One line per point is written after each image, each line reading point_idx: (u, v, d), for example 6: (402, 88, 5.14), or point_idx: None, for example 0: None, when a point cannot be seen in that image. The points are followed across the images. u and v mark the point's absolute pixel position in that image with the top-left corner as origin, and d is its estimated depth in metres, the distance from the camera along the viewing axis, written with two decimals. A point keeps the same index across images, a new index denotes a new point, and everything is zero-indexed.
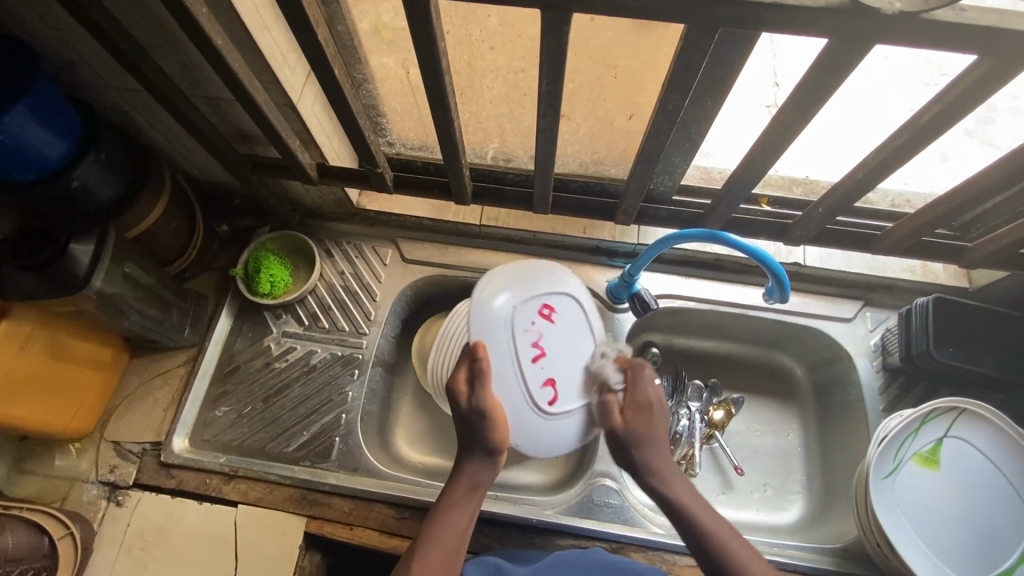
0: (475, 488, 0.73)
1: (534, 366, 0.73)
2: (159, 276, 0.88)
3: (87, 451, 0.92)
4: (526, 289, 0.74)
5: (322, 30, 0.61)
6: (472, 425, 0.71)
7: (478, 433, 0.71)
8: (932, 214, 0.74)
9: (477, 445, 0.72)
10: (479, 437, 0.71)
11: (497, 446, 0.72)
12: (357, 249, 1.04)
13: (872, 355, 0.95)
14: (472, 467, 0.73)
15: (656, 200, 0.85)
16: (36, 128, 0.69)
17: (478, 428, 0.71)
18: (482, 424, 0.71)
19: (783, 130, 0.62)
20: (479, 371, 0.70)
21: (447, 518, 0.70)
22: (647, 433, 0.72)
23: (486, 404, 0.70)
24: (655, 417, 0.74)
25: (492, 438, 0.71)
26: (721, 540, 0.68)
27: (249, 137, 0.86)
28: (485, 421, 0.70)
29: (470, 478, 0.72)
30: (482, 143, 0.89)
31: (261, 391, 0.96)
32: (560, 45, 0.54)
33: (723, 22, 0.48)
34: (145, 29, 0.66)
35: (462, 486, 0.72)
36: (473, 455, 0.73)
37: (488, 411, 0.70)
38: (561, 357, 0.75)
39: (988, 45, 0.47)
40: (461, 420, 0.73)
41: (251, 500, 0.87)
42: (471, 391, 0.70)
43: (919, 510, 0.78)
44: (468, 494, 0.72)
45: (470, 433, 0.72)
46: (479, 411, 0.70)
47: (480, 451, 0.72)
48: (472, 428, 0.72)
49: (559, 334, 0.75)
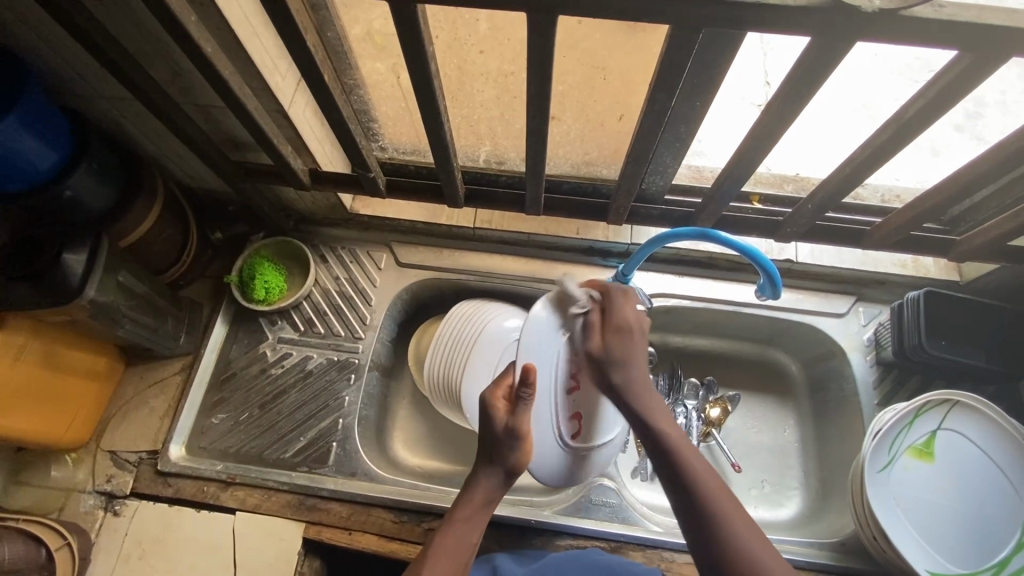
0: (486, 503, 0.74)
1: (568, 397, 0.74)
2: (153, 284, 0.88)
3: (83, 461, 0.92)
4: (577, 323, 0.75)
5: (311, 36, 0.61)
6: (499, 443, 0.71)
7: (500, 453, 0.72)
8: (920, 207, 0.74)
9: (496, 465, 0.73)
10: (503, 455, 0.72)
11: (514, 468, 0.73)
12: (351, 254, 1.04)
13: (866, 350, 0.96)
14: (486, 482, 0.73)
15: (648, 199, 0.86)
16: (28, 139, 0.69)
17: (505, 447, 0.71)
18: (510, 445, 0.71)
19: (771, 127, 0.62)
20: (526, 395, 0.68)
21: (458, 528, 0.71)
22: (624, 361, 0.71)
23: (521, 431, 0.70)
24: (634, 343, 0.71)
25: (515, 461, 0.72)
26: (715, 501, 0.66)
27: (242, 144, 0.86)
28: (517, 443, 0.70)
29: (485, 491, 0.73)
30: (476, 146, 0.91)
31: (258, 397, 0.96)
32: (546, 46, 0.54)
33: (707, 22, 0.48)
34: (136, 38, 0.67)
35: (476, 501, 0.73)
36: (491, 471, 0.73)
37: (522, 438, 0.70)
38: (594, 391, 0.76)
39: (968, 41, 0.48)
40: (490, 435, 0.72)
41: (249, 507, 0.87)
42: (514, 414, 0.69)
43: (913, 503, 0.79)
44: (479, 510, 0.73)
45: (494, 451, 0.73)
46: (514, 433, 0.69)
47: (498, 470, 0.73)
48: (500, 447, 0.71)
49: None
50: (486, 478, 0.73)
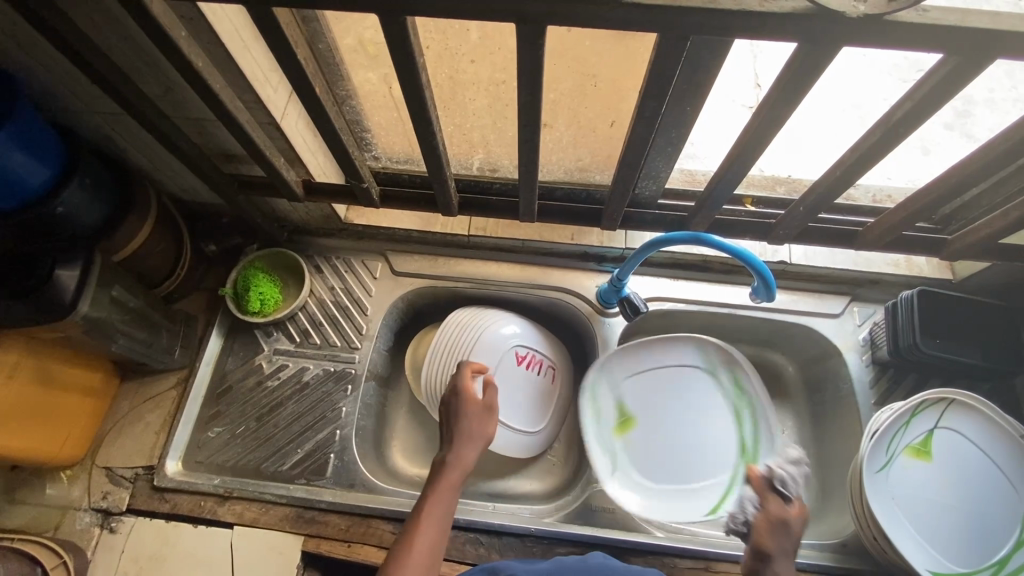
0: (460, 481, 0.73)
1: (522, 384, 0.93)
2: (147, 298, 0.88)
3: (78, 478, 0.91)
4: (505, 327, 0.93)
5: (302, 49, 0.62)
6: (468, 417, 0.77)
7: (468, 427, 0.77)
8: (912, 207, 0.75)
9: (468, 436, 0.76)
10: (473, 429, 0.77)
11: (487, 438, 0.78)
12: (346, 264, 1.04)
13: (861, 349, 0.96)
14: (457, 457, 0.74)
15: (641, 204, 0.87)
16: (18, 155, 0.68)
17: (474, 422, 0.78)
18: (483, 414, 0.79)
19: (761, 132, 0.63)
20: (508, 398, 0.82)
21: (438, 513, 0.70)
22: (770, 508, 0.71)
23: (493, 402, 0.81)
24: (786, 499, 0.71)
25: (485, 430, 0.78)
26: None
27: (234, 156, 0.86)
28: (489, 412, 0.80)
29: (462, 466, 0.74)
30: (468, 155, 0.91)
31: (254, 410, 0.96)
32: (537, 56, 0.55)
33: (693, 30, 0.49)
34: (127, 54, 0.67)
35: (450, 477, 0.73)
36: (462, 445, 0.75)
37: (491, 410, 0.80)
38: (525, 395, 0.93)
39: (951, 45, 0.48)
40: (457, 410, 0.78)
41: (247, 522, 0.87)
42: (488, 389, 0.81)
43: (913, 502, 0.79)
44: (453, 488, 0.73)
45: (465, 423, 0.77)
46: (486, 405, 0.79)
47: (476, 443, 0.76)
48: (464, 421, 0.77)
49: (534, 357, 0.95)
50: (461, 454, 0.75)
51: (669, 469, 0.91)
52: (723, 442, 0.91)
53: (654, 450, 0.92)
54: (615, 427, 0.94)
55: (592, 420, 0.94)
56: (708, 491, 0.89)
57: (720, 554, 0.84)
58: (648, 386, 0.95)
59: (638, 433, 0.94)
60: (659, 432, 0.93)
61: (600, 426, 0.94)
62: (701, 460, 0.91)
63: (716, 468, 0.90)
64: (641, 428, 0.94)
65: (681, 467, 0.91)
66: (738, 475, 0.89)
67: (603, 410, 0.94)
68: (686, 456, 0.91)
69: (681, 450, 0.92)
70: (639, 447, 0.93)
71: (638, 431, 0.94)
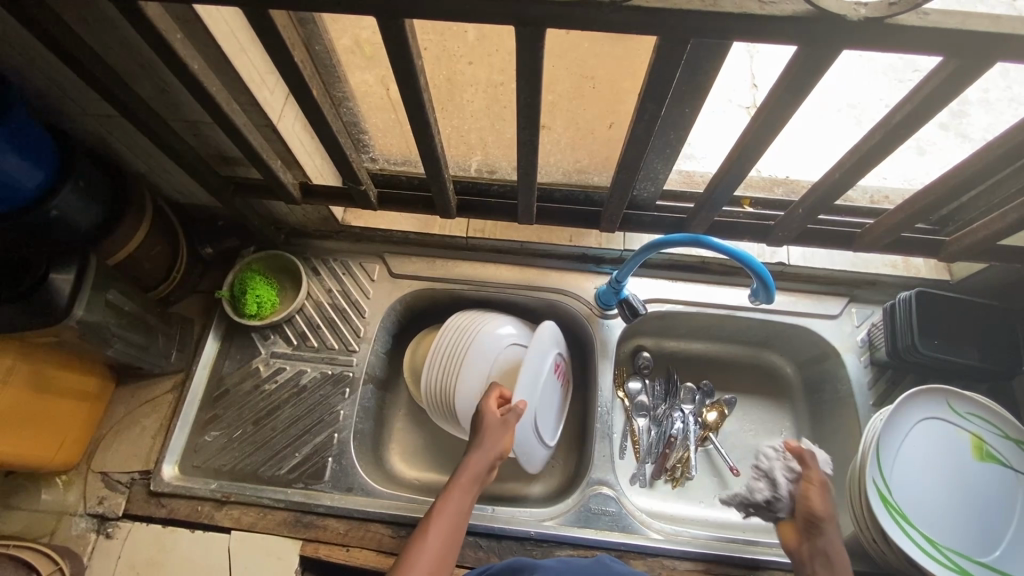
0: (474, 483, 0.78)
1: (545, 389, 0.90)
2: (143, 301, 0.87)
3: (74, 483, 0.91)
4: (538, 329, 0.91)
5: (298, 52, 0.61)
6: (490, 431, 0.80)
7: (487, 437, 0.80)
8: (908, 211, 0.75)
9: (486, 445, 0.80)
10: (493, 440, 0.79)
11: (503, 451, 0.80)
12: (343, 266, 1.04)
13: (860, 350, 0.96)
14: (472, 463, 0.79)
15: (640, 206, 0.87)
16: (13, 158, 0.68)
17: (493, 434, 0.80)
18: (500, 428, 0.80)
19: (760, 136, 0.63)
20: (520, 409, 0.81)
21: (449, 513, 0.74)
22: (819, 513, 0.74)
23: (512, 419, 0.81)
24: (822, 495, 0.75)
25: (502, 442, 0.80)
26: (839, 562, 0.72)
27: (230, 159, 0.86)
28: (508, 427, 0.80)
29: (473, 474, 0.78)
30: (467, 156, 0.89)
31: (252, 413, 0.95)
32: (536, 58, 0.54)
33: (694, 33, 0.49)
34: (121, 56, 0.66)
35: (464, 481, 0.77)
36: (478, 450, 0.80)
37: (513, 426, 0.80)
38: (549, 402, 0.92)
39: (951, 48, 0.48)
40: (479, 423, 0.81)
41: (245, 526, 0.86)
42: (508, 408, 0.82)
43: (950, 535, 0.77)
44: (467, 489, 0.77)
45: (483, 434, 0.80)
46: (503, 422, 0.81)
47: (491, 453, 0.79)
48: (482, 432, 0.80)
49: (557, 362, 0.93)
50: (476, 460, 0.79)
51: (907, 421, 0.80)
52: (932, 513, 0.78)
53: (948, 463, 0.80)
54: (976, 436, 0.81)
55: (992, 447, 0.81)
56: (936, 447, 0.81)
57: (719, 555, 0.84)
58: (990, 487, 0.79)
59: (966, 459, 0.80)
60: (964, 488, 0.79)
61: (967, 422, 0.81)
62: (918, 443, 0.80)
63: (942, 517, 0.78)
64: (977, 466, 0.80)
65: (913, 429, 0.81)
66: (963, 462, 0.80)
67: (1002, 446, 0.81)
68: (935, 456, 0.80)
69: (941, 453, 0.80)
70: (939, 430, 0.81)
71: (971, 463, 0.80)
